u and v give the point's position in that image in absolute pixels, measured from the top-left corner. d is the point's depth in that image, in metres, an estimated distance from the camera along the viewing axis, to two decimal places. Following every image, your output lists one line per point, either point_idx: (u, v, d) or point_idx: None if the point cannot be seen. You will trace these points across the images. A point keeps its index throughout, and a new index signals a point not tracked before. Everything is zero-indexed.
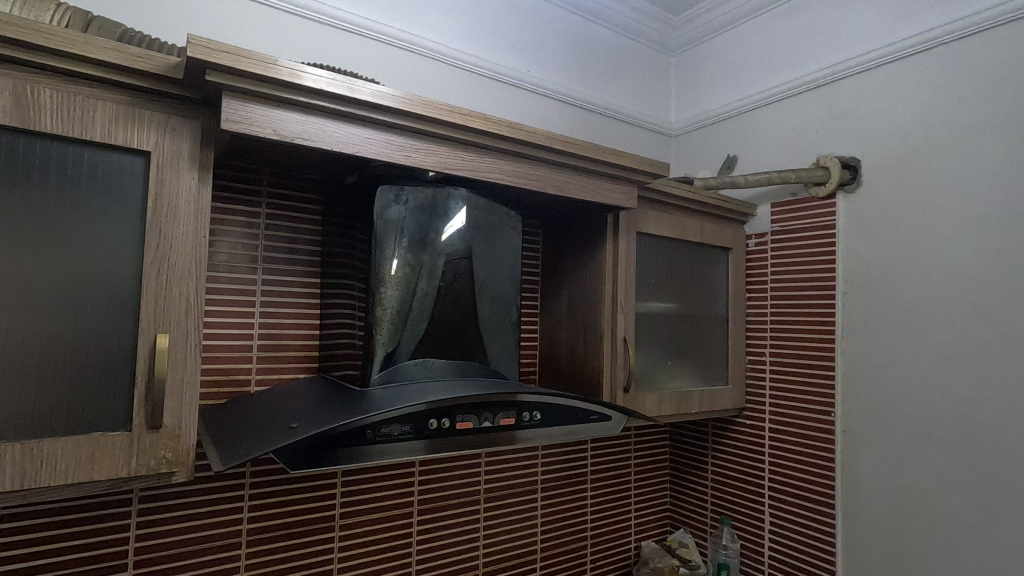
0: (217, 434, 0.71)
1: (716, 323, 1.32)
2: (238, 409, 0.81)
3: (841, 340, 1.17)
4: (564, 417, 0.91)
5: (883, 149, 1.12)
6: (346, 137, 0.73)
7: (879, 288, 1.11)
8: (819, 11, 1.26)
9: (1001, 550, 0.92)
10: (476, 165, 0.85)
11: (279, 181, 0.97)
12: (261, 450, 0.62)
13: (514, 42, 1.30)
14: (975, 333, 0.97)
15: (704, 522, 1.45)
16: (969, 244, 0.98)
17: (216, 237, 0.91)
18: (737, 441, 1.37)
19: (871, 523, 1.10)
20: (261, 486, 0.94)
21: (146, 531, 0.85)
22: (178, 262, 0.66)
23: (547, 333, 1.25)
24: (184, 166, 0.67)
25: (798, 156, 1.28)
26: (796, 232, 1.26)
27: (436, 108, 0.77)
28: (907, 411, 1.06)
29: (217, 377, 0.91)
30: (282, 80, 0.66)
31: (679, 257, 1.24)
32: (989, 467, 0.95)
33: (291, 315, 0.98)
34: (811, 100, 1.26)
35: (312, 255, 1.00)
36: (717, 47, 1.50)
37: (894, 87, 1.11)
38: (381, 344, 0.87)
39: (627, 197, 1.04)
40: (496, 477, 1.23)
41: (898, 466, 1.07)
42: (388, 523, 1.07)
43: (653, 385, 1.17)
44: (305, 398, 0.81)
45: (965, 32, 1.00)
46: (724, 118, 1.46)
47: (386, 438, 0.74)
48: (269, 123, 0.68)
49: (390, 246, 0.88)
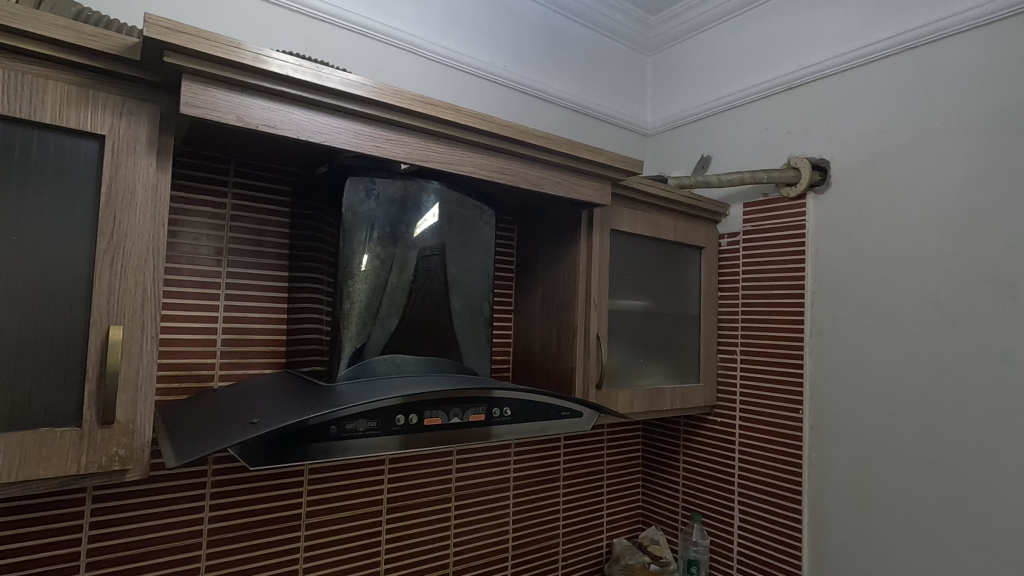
0: (173, 430, 0.68)
1: (688, 321, 1.33)
2: (198, 404, 0.79)
3: (809, 338, 1.19)
4: (535, 414, 0.90)
5: (851, 152, 1.14)
6: (313, 126, 0.71)
7: (845, 287, 1.13)
8: (791, 15, 1.28)
9: (959, 543, 0.95)
10: (449, 158, 0.84)
11: (247, 171, 0.94)
12: (217, 446, 0.60)
13: (491, 37, 1.29)
14: (936, 332, 1.00)
15: (675, 519, 1.46)
16: (932, 247, 1.01)
17: (178, 228, 0.89)
18: (708, 438, 1.38)
19: (835, 519, 1.12)
20: (223, 485, 0.92)
21: (100, 532, 0.82)
22: (134, 251, 0.63)
23: (520, 329, 1.25)
24: (142, 151, 0.64)
25: (769, 157, 1.30)
26: (767, 232, 1.27)
27: (408, 98, 0.76)
28: (872, 409, 1.08)
29: (178, 372, 0.88)
30: (246, 64, 0.64)
31: (653, 255, 1.25)
32: (949, 463, 0.97)
33: (257, 310, 0.96)
34: (782, 102, 1.28)
35: (281, 248, 0.98)
36: (692, 48, 1.52)
37: (862, 90, 1.13)
38: (349, 339, 0.85)
39: (601, 194, 1.04)
40: (468, 475, 1.22)
41: (862, 463, 1.09)
42: (357, 522, 1.05)
43: (625, 383, 1.17)
44: (270, 393, 0.79)
45: (929, 39, 1.03)
46: (698, 118, 1.48)
47: (352, 434, 0.73)
48: (233, 109, 0.66)
49: (361, 239, 0.86)
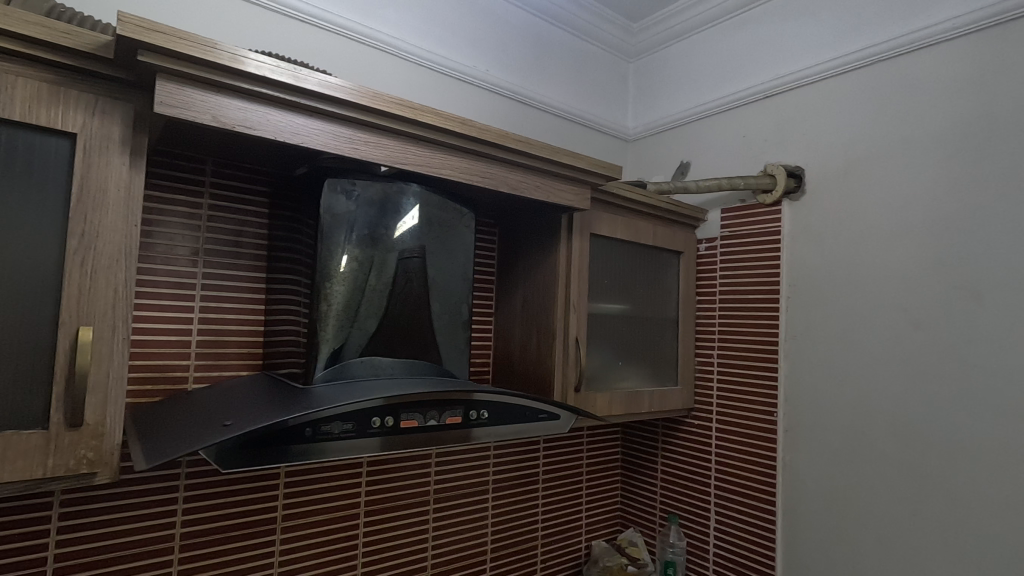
0: (144, 433, 0.67)
1: (666, 325, 1.35)
2: (171, 406, 0.78)
3: (784, 342, 1.21)
4: (513, 416, 0.91)
5: (825, 159, 1.17)
6: (291, 127, 0.71)
7: (819, 292, 1.16)
8: (768, 25, 1.31)
9: (926, 544, 0.98)
10: (428, 161, 0.84)
11: (224, 171, 0.94)
12: (188, 448, 0.59)
13: (473, 40, 1.30)
14: (905, 336, 1.02)
15: (653, 521, 1.47)
16: (900, 254, 1.04)
17: (154, 228, 0.88)
18: (686, 441, 1.40)
19: (809, 521, 1.14)
20: (196, 488, 0.90)
21: (68, 537, 0.80)
22: (105, 251, 0.63)
23: (501, 332, 1.25)
24: (115, 151, 0.63)
25: (746, 164, 1.32)
26: (744, 237, 1.29)
27: (386, 101, 0.76)
28: (844, 411, 1.10)
29: (151, 374, 0.87)
30: (222, 65, 0.63)
31: (632, 259, 1.26)
32: (916, 465, 1.00)
33: (234, 311, 0.95)
34: (759, 110, 1.31)
35: (259, 248, 0.97)
36: (672, 56, 1.54)
37: (836, 100, 1.16)
38: (327, 341, 0.84)
39: (581, 199, 1.05)
40: (447, 477, 1.22)
41: (834, 465, 1.11)
42: (334, 525, 1.05)
43: (604, 385, 1.18)
44: (245, 394, 0.78)
45: (900, 51, 1.06)
46: (678, 125, 1.50)
47: (328, 435, 0.73)
48: (208, 109, 0.65)
49: (340, 241, 0.86)
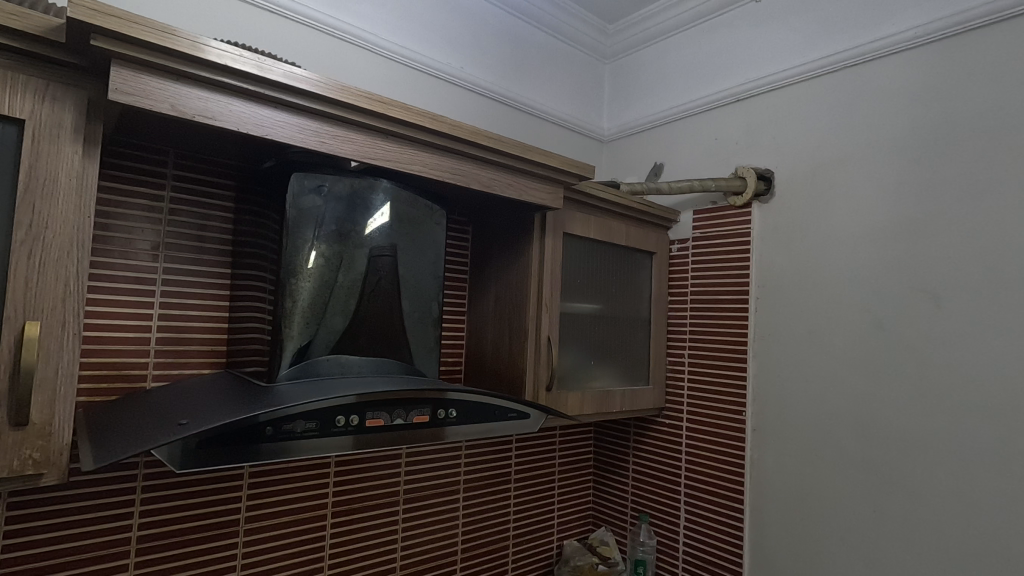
0: (96, 432, 0.64)
1: (638, 324, 1.36)
2: (127, 405, 0.75)
3: (752, 342, 1.23)
4: (481, 415, 0.90)
5: (793, 162, 1.19)
6: (255, 119, 0.70)
7: (787, 293, 1.18)
8: (739, 30, 1.33)
9: (886, 539, 1.00)
10: (398, 157, 0.83)
11: (188, 163, 0.91)
12: (140, 448, 0.57)
13: (448, 36, 1.29)
14: (869, 337, 1.05)
15: (624, 520, 1.48)
16: (864, 256, 1.07)
17: (112, 220, 0.85)
18: (657, 441, 1.41)
19: (775, 518, 1.16)
20: (154, 490, 0.88)
21: (16, 541, 0.77)
22: (55, 243, 0.60)
23: (473, 330, 1.24)
24: (66, 138, 0.61)
25: (717, 166, 1.34)
26: (715, 238, 1.31)
27: (354, 94, 0.75)
28: (810, 409, 1.12)
29: (107, 372, 0.84)
30: (181, 52, 0.61)
31: (605, 259, 1.27)
32: (878, 464, 1.02)
33: (196, 308, 0.92)
34: (730, 113, 1.33)
35: (223, 243, 0.95)
36: (647, 58, 1.56)
37: (803, 105, 1.19)
38: (292, 339, 0.83)
39: (553, 197, 1.05)
40: (417, 477, 1.20)
41: (800, 463, 1.13)
42: (300, 526, 1.03)
43: (576, 385, 1.18)
44: (206, 393, 0.76)
45: (865, 58, 1.09)
46: (652, 126, 1.51)
47: (290, 434, 0.71)
48: (167, 97, 0.63)
49: (307, 237, 0.84)
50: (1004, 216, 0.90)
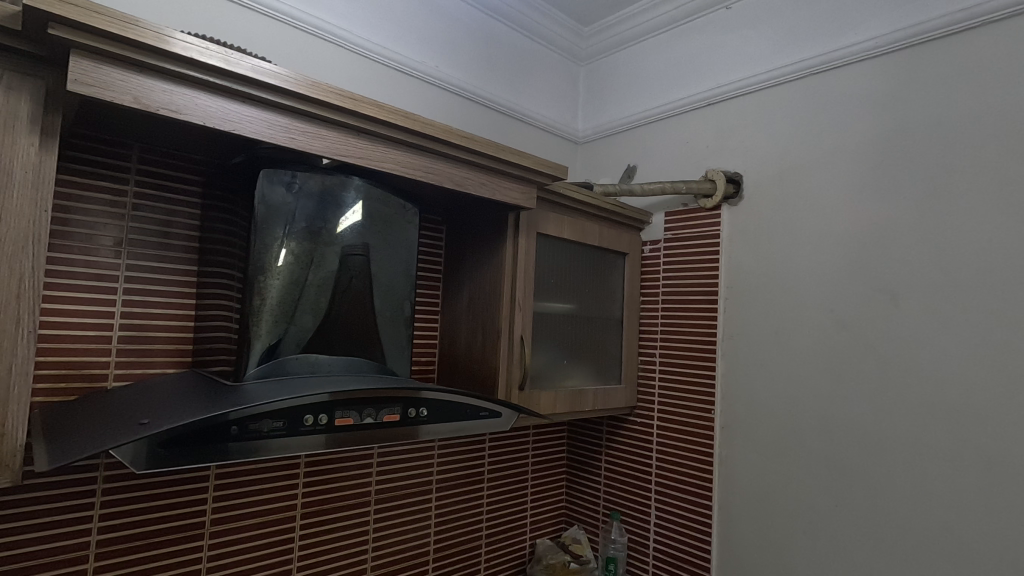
0: (54, 432, 0.63)
1: (611, 324, 1.37)
2: (87, 404, 0.73)
3: (722, 342, 1.25)
4: (453, 415, 0.90)
5: (761, 166, 1.22)
6: (222, 114, 0.68)
7: (755, 294, 1.20)
8: (710, 35, 1.36)
9: (846, 533, 1.03)
10: (370, 154, 0.83)
11: (152, 157, 0.89)
12: (97, 448, 0.55)
13: (424, 35, 1.29)
14: (832, 336, 1.08)
15: (596, 518, 1.49)
16: (828, 257, 1.10)
17: (72, 215, 0.82)
18: (629, 439, 1.43)
19: (742, 514, 1.19)
20: (115, 493, 0.85)
21: None
22: (9, 237, 0.58)
23: (447, 330, 1.24)
24: (22, 130, 0.59)
25: (688, 169, 1.36)
26: (686, 240, 1.33)
27: (325, 90, 0.74)
28: (776, 408, 1.15)
29: (65, 371, 0.82)
30: (145, 43, 0.60)
31: (578, 260, 1.28)
32: (839, 460, 1.05)
33: (161, 306, 0.90)
34: (701, 116, 1.35)
35: (190, 240, 0.93)
36: (621, 61, 1.58)
37: (771, 110, 1.22)
38: (260, 338, 0.81)
39: (526, 197, 1.05)
40: (389, 477, 1.19)
41: (767, 459, 1.16)
42: (268, 528, 1.01)
43: (548, 384, 1.19)
44: (170, 392, 0.74)
45: (830, 66, 1.12)
46: (625, 129, 1.53)
47: (256, 434, 0.70)
48: (130, 90, 0.62)
49: (276, 235, 0.83)
50: (957, 221, 0.94)
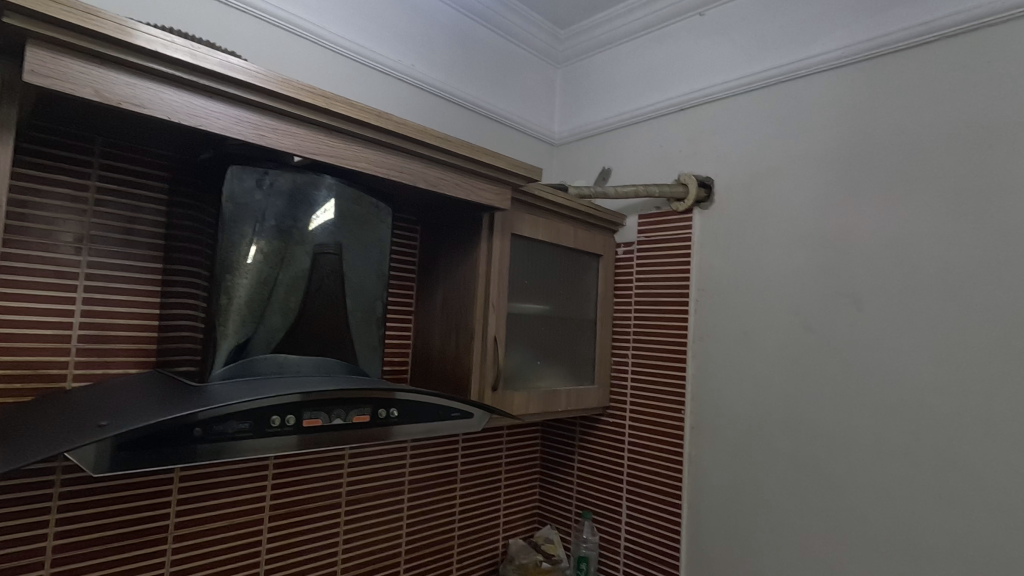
0: (5, 435, 0.60)
1: (585, 325, 1.38)
2: (42, 406, 0.70)
3: (692, 343, 1.27)
4: (424, 415, 0.89)
5: (732, 170, 1.24)
6: (188, 109, 0.67)
7: (724, 296, 1.23)
8: (684, 41, 1.39)
9: (810, 530, 1.06)
10: (342, 153, 0.82)
11: (114, 151, 0.87)
12: (51, 451, 0.53)
13: (399, 33, 1.28)
14: (797, 338, 1.11)
15: (569, 518, 1.50)
16: (794, 261, 1.13)
17: (29, 210, 0.79)
18: (602, 439, 1.44)
19: (711, 512, 1.21)
20: (73, 496, 0.83)
21: None
22: None
23: (420, 330, 1.24)
24: None
25: (662, 172, 1.38)
26: (659, 242, 1.35)
27: (295, 87, 0.73)
28: (743, 408, 1.18)
29: (20, 371, 0.79)
30: (107, 35, 0.58)
31: (552, 261, 1.29)
32: (805, 460, 1.08)
33: (124, 304, 0.88)
34: (675, 121, 1.37)
35: (155, 237, 0.90)
36: (597, 64, 1.59)
37: (742, 116, 1.24)
38: (227, 338, 0.80)
39: (501, 198, 1.06)
40: (361, 478, 1.18)
41: (735, 458, 1.18)
42: (235, 531, 0.99)
43: (522, 385, 1.19)
44: (131, 394, 0.72)
45: (798, 74, 1.16)
46: (600, 132, 1.55)
47: (222, 435, 0.69)
48: (90, 82, 0.60)
49: (245, 232, 0.82)
50: (918, 228, 0.98)
